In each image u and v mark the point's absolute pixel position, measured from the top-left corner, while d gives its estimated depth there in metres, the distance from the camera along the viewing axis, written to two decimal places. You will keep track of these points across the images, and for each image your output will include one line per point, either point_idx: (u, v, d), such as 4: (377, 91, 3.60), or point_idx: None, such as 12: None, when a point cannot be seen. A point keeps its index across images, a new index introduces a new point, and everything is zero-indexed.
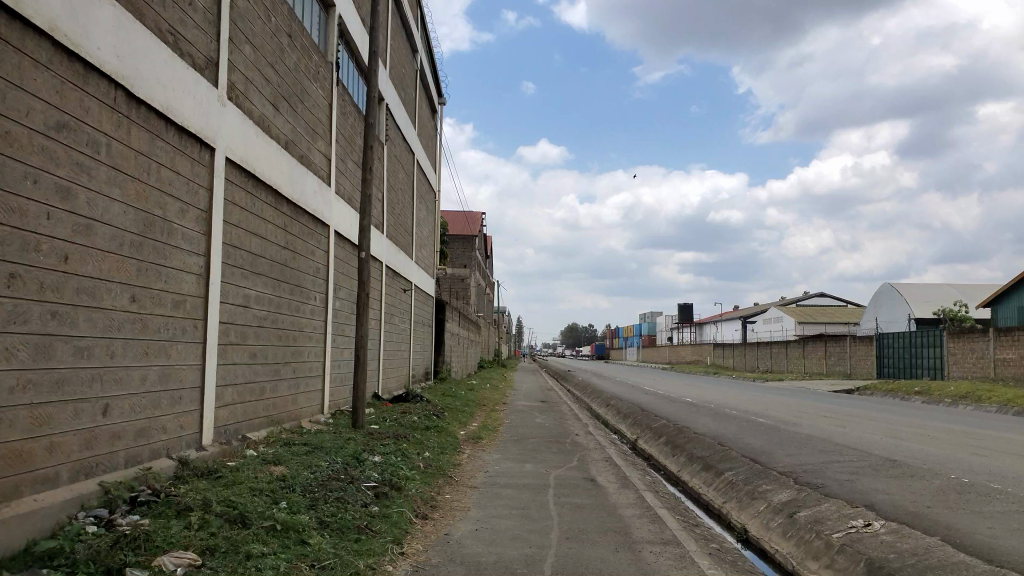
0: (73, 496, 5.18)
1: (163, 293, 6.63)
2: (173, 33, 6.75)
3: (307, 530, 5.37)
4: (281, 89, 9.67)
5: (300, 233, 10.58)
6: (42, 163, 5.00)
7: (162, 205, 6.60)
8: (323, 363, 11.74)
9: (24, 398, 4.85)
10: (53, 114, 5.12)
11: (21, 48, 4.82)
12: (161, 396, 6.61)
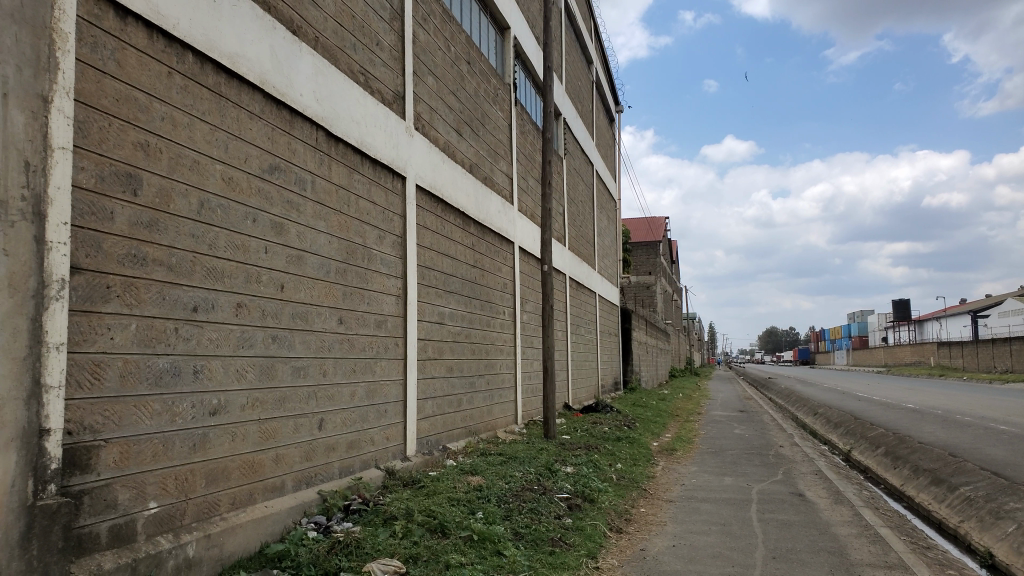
0: (297, 503, 5.73)
1: (367, 315, 7.15)
2: (364, 73, 7.29)
3: (503, 540, 5.52)
4: (464, 114, 10.11)
5: (488, 251, 10.98)
6: (260, 204, 5.60)
7: (362, 233, 7.13)
8: (516, 375, 12.08)
9: (254, 416, 5.42)
10: (267, 159, 5.72)
11: (239, 103, 5.43)
12: (368, 410, 7.10)
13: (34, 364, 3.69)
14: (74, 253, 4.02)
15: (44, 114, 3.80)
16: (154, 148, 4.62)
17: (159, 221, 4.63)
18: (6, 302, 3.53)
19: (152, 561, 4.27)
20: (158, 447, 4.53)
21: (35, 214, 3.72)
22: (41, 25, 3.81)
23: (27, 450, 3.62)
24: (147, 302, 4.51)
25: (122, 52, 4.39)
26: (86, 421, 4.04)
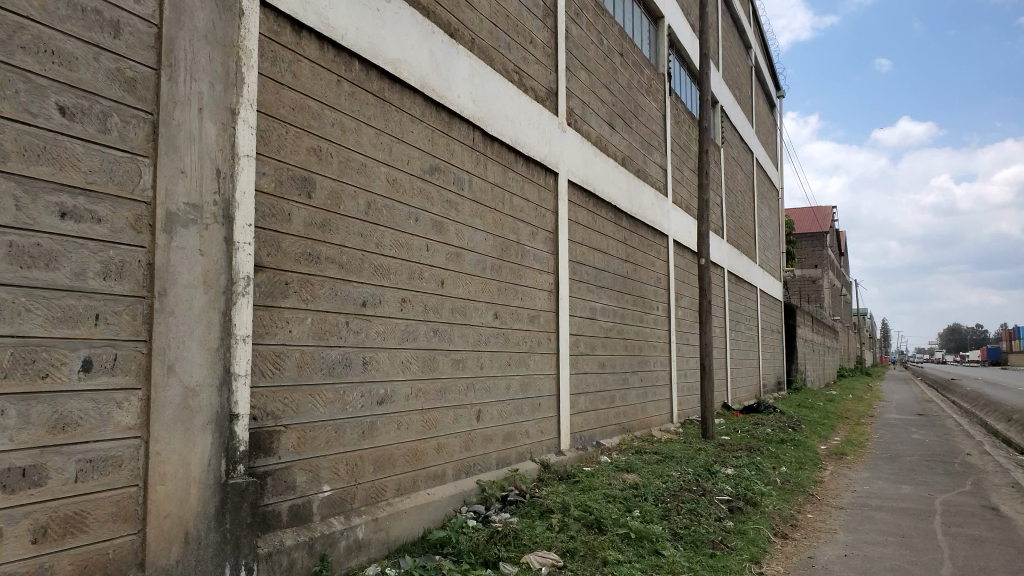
0: (457, 491, 5.92)
1: (521, 310, 7.26)
2: (518, 72, 7.39)
3: (661, 539, 5.42)
4: (617, 108, 10.02)
5: (641, 245, 10.83)
6: (421, 203, 5.82)
7: (516, 230, 7.24)
8: (671, 372, 11.84)
9: (417, 406, 5.66)
10: (427, 159, 5.94)
11: (401, 106, 5.67)
12: (523, 403, 7.21)
13: (225, 354, 4.05)
14: (258, 252, 4.37)
15: (233, 125, 4.16)
16: (325, 152, 4.92)
17: (331, 221, 4.93)
18: (202, 298, 3.91)
19: (327, 540, 4.58)
20: (331, 434, 4.82)
21: (225, 217, 4.07)
22: (229, 44, 4.16)
23: (220, 433, 3.98)
24: (321, 298, 4.81)
25: (297, 64, 4.72)
26: (269, 407, 4.38)
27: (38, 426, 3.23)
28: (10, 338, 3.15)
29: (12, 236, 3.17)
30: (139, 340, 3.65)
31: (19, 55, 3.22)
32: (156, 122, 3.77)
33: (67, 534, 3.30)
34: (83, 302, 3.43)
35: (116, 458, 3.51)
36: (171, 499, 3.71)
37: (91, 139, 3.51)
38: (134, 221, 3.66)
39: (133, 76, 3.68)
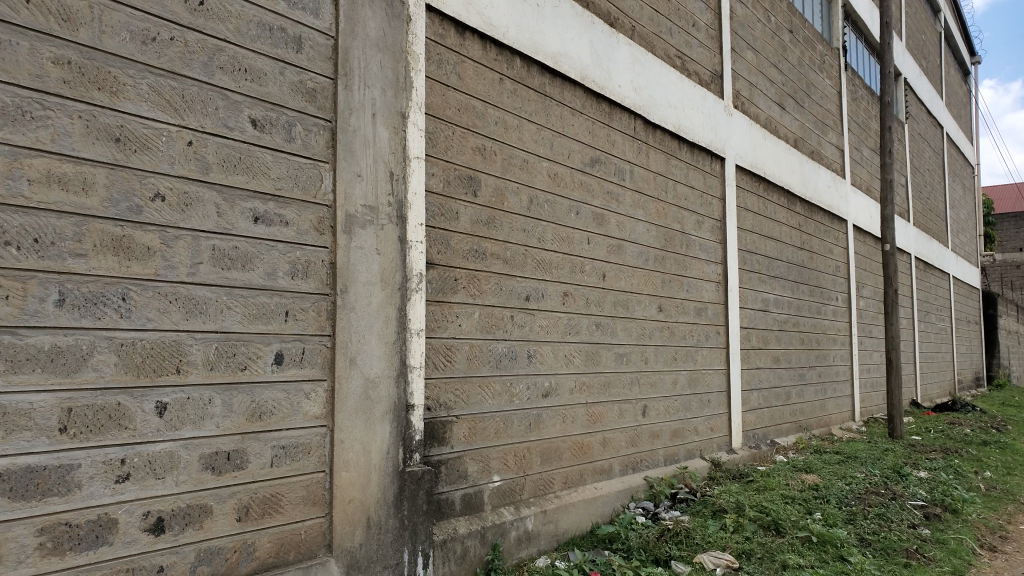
0: (625, 487, 5.87)
1: (686, 303, 7.07)
2: (681, 57, 7.19)
3: (846, 545, 5.07)
4: (786, 88, 9.49)
5: (816, 232, 10.20)
6: (582, 196, 5.81)
7: (680, 220, 7.06)
8: (851, 367, 11.08)
9: (582, 399, 5.66)
10: (588, 152, 5.92)
11: (562, 100, 5.69)
12: (691, 399, 7.02)
13: (401, 347, 4.24)
14: (429, 250, 4.54)
15: (403, 128, 4.34)
16: (490, 150, 5.02)
17: (496, 217, 5.03)
18: (379, 295, 4.13)
19: (498, 530, 4.70)
20: (499, 426, 4.92)
21: (398, 217, 4.27)
22: (398, 50, 4.34)
23: (397, 422, 4.18)
24: (487, 293, 4.92)
25: (462, 65, 4.85)
26: (442, 398, 4.55)
27: (240, 413, 3.53)
28: (215, 333, 3.47)
29: (214, 240, 3.48)
30: (324, 334, 3.91)
31: (218, 75, 3.53)
32: (335, 130, 4.01)
33: (265, 514, 3.59)
34: (274, 299, 3.71)
35: (305, 444, 3.78)
36: (355, 485, 3.94)
37: (280, 148, 3.78)
38: (317, 224, 3.91)
39: (314, 87, 3.94)
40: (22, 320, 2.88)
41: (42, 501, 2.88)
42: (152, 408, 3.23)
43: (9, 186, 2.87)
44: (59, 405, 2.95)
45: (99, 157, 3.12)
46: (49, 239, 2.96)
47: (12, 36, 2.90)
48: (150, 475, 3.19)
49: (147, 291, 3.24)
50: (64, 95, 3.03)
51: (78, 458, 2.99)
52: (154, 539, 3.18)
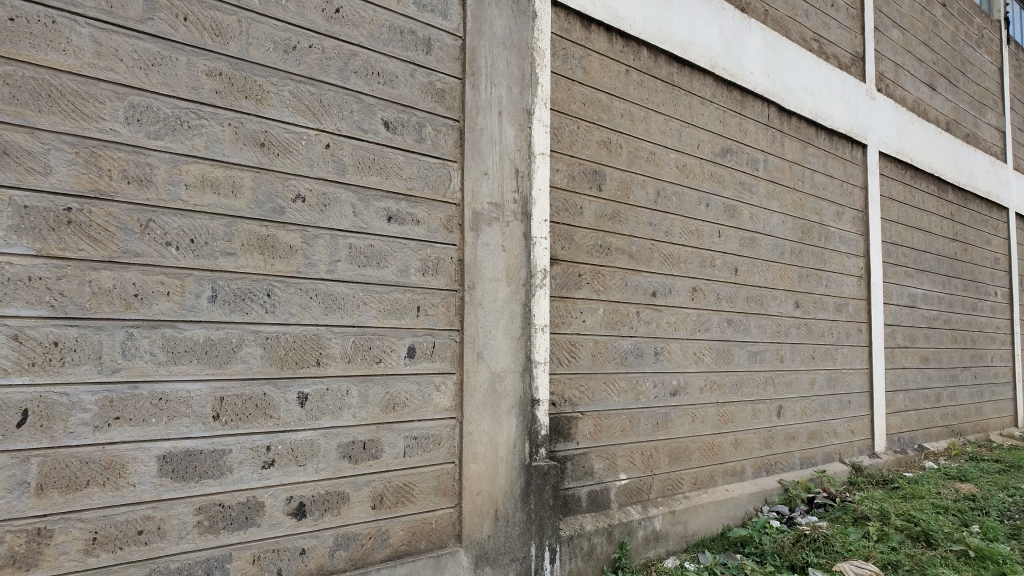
0: (759, 489, 5.68)
1: (825, 298, 6.72)
2: (818, 39, 6.83)
3: (1010, 562, 4.64)
4: (938, 67, 8.81)
5: (971, 222, 9.43)
6: (712, 187, 5.64)
7: (818, 211, 6.72)
8: (1013, 369, 10.18)
9: (712, 398, 5.50)
10: (719, 142, 5.74)
11: (690, 90, 5.54)
12: (831, 400, 6.67)
13: (527, 342, 4.28)
14: (553, 245, 4.55)
15: (529, 125, 4.37)
16: (616, 144, 4.97)
17: (622, 212, 4.97)
18: (504, 290, 4.19)
19: (625, 528, 4.67)
20: (626, 423, 4.87)
21: (523, 213, 4.31)
22: (524, 47, 4.38)
23: (523, 416, 4.23)
24: (613, 288, 4.88)
25: (587, 59, 4.83)
26: (567, 394, 4.55)
27: (375, 405, 3.67)
28: (352, 328, 3.62)
29: (351, 239, 3.63)
30: (453, 329, 4.00)
31: (352, 79, 3.68)
32: (463, 129, 4.09)
33: (398, 503, 3.71)
34: (407, 295, 3.82)
35: (436, 436, 3.88)
36: (483, 477, 4.02)
37: (411, 149, 3.89)
38: (447, 222, 4.00)
39: (443, 88, 4.03)
40: (180, 315, 3.11)
41: (199, 482, 3.11)
42: (295, 399, 3.41)
43: (170, 190, 3.11)
44: (213, 393, 3.17)
45: (246, 162, 3.32)
46: (203, 239, 3.19)
47: (171, 52, 3.13)
48: (292, 462, 3.38)
49: (290, 287, 3.42)
50: (216, 104, 3.24)
51: (230, 444, 3.20)
52: (297, 522, 3.37)
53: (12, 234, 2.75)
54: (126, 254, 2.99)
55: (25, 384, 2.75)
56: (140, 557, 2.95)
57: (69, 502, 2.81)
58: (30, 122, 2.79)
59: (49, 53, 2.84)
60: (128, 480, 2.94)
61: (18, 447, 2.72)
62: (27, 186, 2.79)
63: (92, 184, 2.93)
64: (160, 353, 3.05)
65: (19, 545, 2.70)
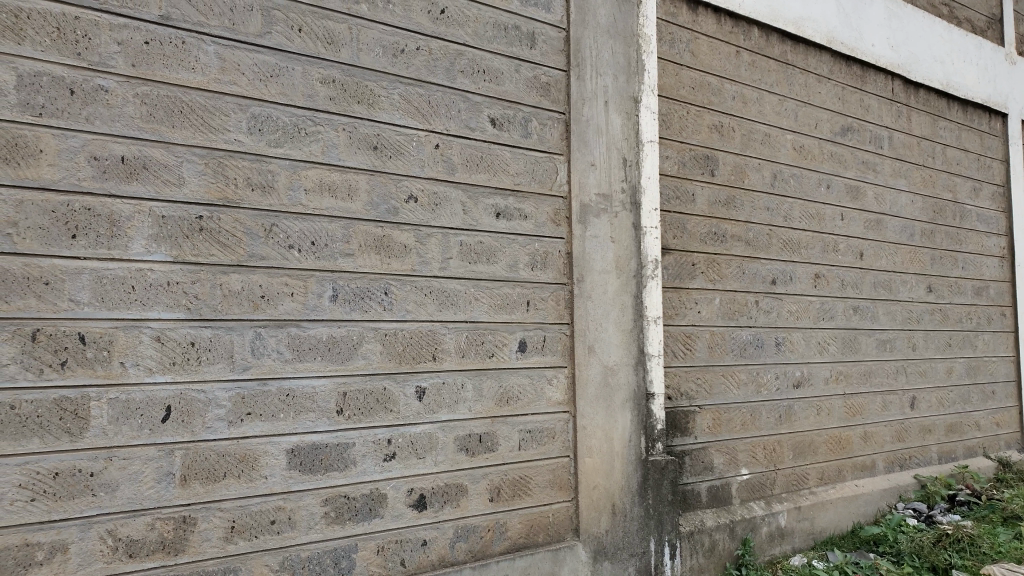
0: (891, 486, 5.39)
1: (962, 282, 6.28)
2: (948, 4, 6.37)
3: None
4: None
5: None
6: (833, 168, 5.37)
7: (952, 188, 6.28)
8: None
9: (838, 390, 5.25)
10: (838, 120, 5.46)
11: (806, 67, 5.29)
12: (971, 390, 6.23)
13: (639, 335, 4.22)
14: (664, 235, 4.46)
15: (636, 113, 4.30)
16: (727, 128, 4.81)
17: (736, 197, 4.81)
18: (614, 283, 4.15)
19: (748, 525, 4.54)
20: (747, 417, 4.72)
21: (632, 203, 4.25)
22: (629, 34, 4.31)
23: (638, 411, 4.18)
24: (729, 277, 4.73)
25: (695, 43, 4.70)
26: (683, 388, 4.46)
27: (489, 399, 3.71)
28: (465, 323, 3.67)
29: (461, 236, 3.69)
30: (564, 323, 3.99)
31: (459, 78, 3.73)
32: (568, 121, 4.07)
33: (515, 496, 3.75)
34: (517, 290, 3.84)
35: (550, 429, 3.89)
36: (598, 471, 4.00)
37: (517, 144, 3.90)
38: (555, 215, 3.99)
39: (548, 81, 4.02)
40: (304, 314, 3.25)
41: (325, 475, 3.24)
42: (413, 393, 3.50)
43: (291, 196, 3.25)
44: (336, 389, 3.29)
45: (360, 165, 3.43)
46: (322, 241, 3.31)
47: (289, 63, 3.27)
48: (412, 455, 3.47)
49: (405, 285, 3.51)
50: (331, 111, 3.36)
51: (353, 437, 3.32)
52: (419, 514, 3.46)
53: (152, 242, 2.95)
54: (253, 258, 3.15)
55: (167, 382, 2.94)
56: (274, 545, 3.11)
57: (209, 492, 2.99)
58: (165, 138, 2.98)
59: (180, 71, 3.03)
60: (261, 473, 3.10)
61: (164, 441, 2.92)
62: (164, 198, 2.98)
63: (220, 193, 3.10)
64: (287, 351, 3.19)
65: (167, 531, 2.90)
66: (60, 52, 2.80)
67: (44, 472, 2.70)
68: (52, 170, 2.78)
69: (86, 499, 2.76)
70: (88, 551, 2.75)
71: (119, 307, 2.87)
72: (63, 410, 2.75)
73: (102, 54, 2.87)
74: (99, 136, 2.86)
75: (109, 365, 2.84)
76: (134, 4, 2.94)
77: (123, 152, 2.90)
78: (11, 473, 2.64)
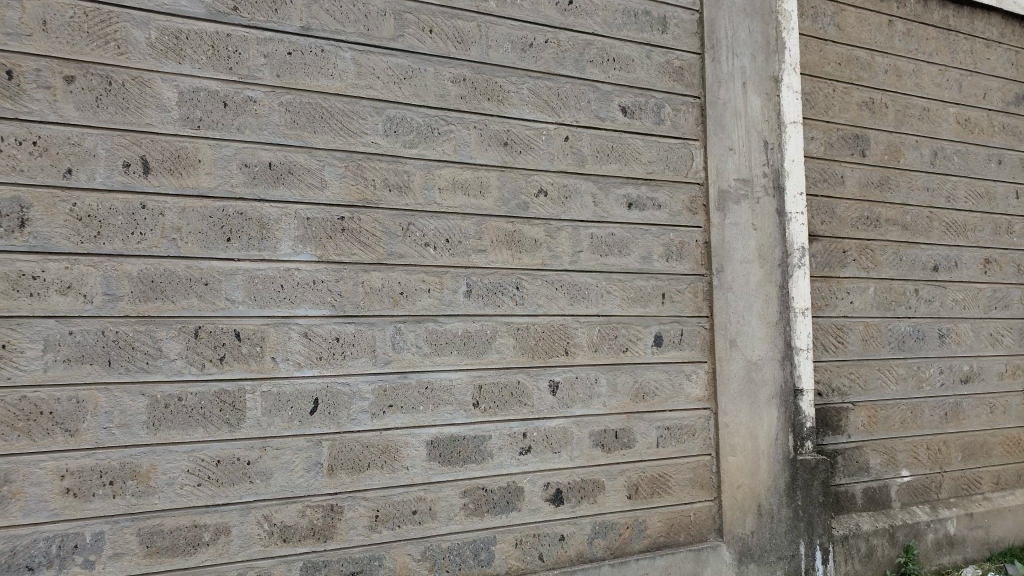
0: None
1: None
2: None
3: None
4: None
5: None
6: (1005, 142, 4.88)
7: None
8: None
9: (1016, 386, 4.75)
10: (1012, 89, 4.95)
11: (972, 33, 4.83)
12: None
13: (785, 328, 3.99)
14: (811, 221, 4.21)
15: (777, 93, 4.08)
16: (880, 104, 4.48)
17: (891, 178, 4.47)
18: (757, 273, 3.96)
19: (910, 531, 4.23)
20: (907, 414, 4.37)
21: (775, 188, 4.03)
22: (767, 11, 4.09)
23: (786, 408, 3.96)
24: (884, 265, 4.40)
25: (841, 15, 4.41)
26: (834, 383, 4.19)
27: (625, 393, 3.63)
28: (597, 317, 3.61)
29: (592, 229, 3.63)
30: (702, 315, 3.85)
31: (589, 68, 3.67)
32: (704, 105, 3.92)
33: (654, 494, 3.65)
34: (651, 282, 3.74)
35: (690, 426, 3.76)
36: (742, 470, 3.83)
37: (650, 132, 3.80)
38: (690, 203, 3.86)
39: (680, 66, 3.89)
40: (440, 310, 3.30)
41: (463, 467, 3.29)
42: (547, 387, 3.48)
43: (425, 194, 3.32)
44: (472, 382, 3.33)
45: (491, 161, 3.44)
46: (455, 238, 3.36)
47: (421, 64, 3.34)
48: (548, 449, 3.45)
49: (536, 280, 3.50)
50: (462, 109, 3.40)
51: (490, 430, 3.35)
52: (556, 508, 3.44)
53: (298, 242, 3.09)
54: (391, 256, 3.24)
55: (314, 375, 3.08)
56: (416, 535, 3.19)
57: (354, 481, 3.10)
58: (308, 143, 3.12)
59: (320, 79, 3.15)
60: (402, 464, 3.18)
61: (312, 431, 3.05)
62: (308, 200, 3.11)
63: (359, 194, 3.20)
64: (425, 345, 3.26)
65: (317, 518, 3.03)
66: (214, 68, 2.98)
67: (208, 459, 2.89)
68: (209, 177, 2.97)
69: (245, 485, 2.93)
70: (247, 534, 2.92)
71: (270, 304, 3.03)
72: (223, 402, 2.93)
73: (250, 67, 3.04)
74: (249, 144, 3.03)
75: (262, 360, 3.00)
76: (278, 18, 3.10)
77: (270, 158, 3.06)
78: (180, 459, 2.84)
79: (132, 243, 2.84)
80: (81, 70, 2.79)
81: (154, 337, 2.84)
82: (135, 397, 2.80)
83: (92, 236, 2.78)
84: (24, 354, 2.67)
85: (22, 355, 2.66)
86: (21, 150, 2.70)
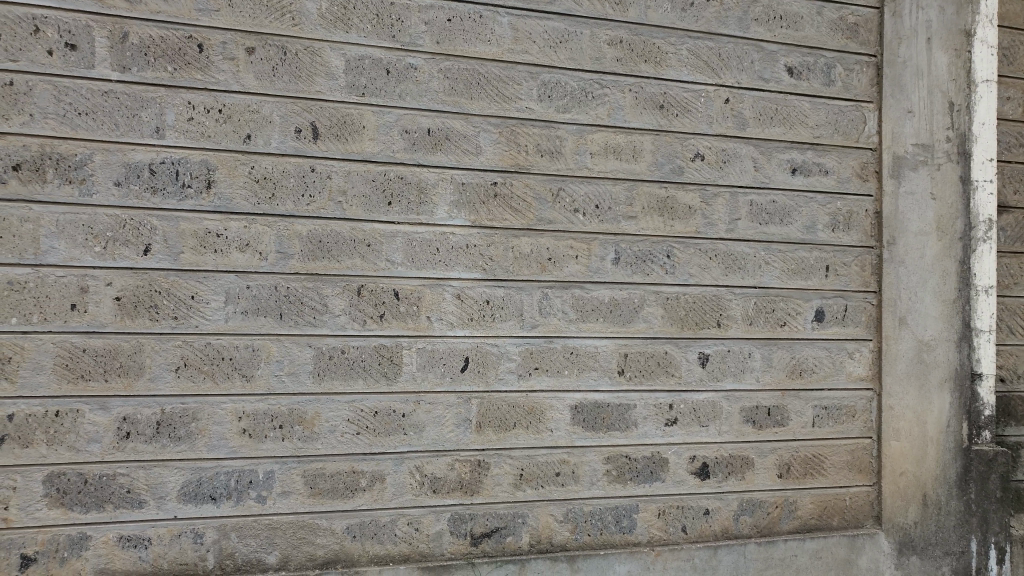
0: None
1: None
2: None
3: None
4: None
5: None
6: None
7: None
8: None
9: None
10: None
11: None
12: None
13: (964, 307, 3.67)
14: (1002, 190, 3.82)
15: (967, 49, 3.71)
16: None
17: None
18: (934, 246, 3.65)
19: None
20: None
21: (960, 154, 3.69)
22: None
23: (961, 393, 3.65)
24: None
25: None
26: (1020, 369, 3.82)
27: (780, 369, 3.49)
28: (754, 288, 3.47)
29: (751, 196, 3.48)
30: (870, 291, 3.61)
31: (753, 27, 3.49)
32: (881, 64, 3.64)
33: (808, 475, 3.50)
34: (814, 254, 3.54)
35: (850, 407, 3.56)
36: (907, 457, 3.60)
37: (818, 94, 3.57)
38: (861, 169, 3.61)
39: (855, 22, 3.62)
40: (588, 277, 3.29)
41: (607, 433, 3.29)
42: (696, 359, 3.40)
43: (577, 160, 3.30)
44: (618, 350, 3.31)
45: (646, 126, 3.37)
46: (606, 204, 3.32)
47: (578, 27, 3.30)
48: (695, 422, 3.39)
49: (689, 248, 3.41)
50: (617, 72, 3.34)
51: (634, 399, 3.32)
52: (701, 482, 3.38)
53: (453, 207, 3.17)
54: (542, 222, 3.26)
55: (466, 335, 3.17)
56: (559, 496, 3.24)
57: (501, 440, 3.19)
58: (465, 109, 3.18)
59: (478, 45, 3.20)
60: (547, 426, 3.23)
61: (463, 389, 3.16)
62: (463, 166, 3.19)
63: (513, 160, 3.24)
64: (571, 311, 3.27)
65: (465, 472, 3.14)
66: (378, 36, 3.10)
67: (366, 410, 3.06)
68: (372, 143, 3.10)
69: (399, 437, 3.09)
70: (400, 483, 3.08)
71: (426, 266, 3.14)
72: (382, 356, 3.09)
73: (412, 34, 3.13)
74: (410, 111, 3.13)
75: (418, 319, 3.12)
76: None
77: (429, 124, 3.15)
78: (341, 408, 3.04)
79: (302, 205, 3.02)
80: (261, 42, 2.99)
81: (321, 293, 3.03)
82: (303, 348, 3.01)
83: (268, 198, 3.00)
84: (209, 305, 2.93)
85: (207, 306, 2.93)
86: (209, 118, 2.94)
